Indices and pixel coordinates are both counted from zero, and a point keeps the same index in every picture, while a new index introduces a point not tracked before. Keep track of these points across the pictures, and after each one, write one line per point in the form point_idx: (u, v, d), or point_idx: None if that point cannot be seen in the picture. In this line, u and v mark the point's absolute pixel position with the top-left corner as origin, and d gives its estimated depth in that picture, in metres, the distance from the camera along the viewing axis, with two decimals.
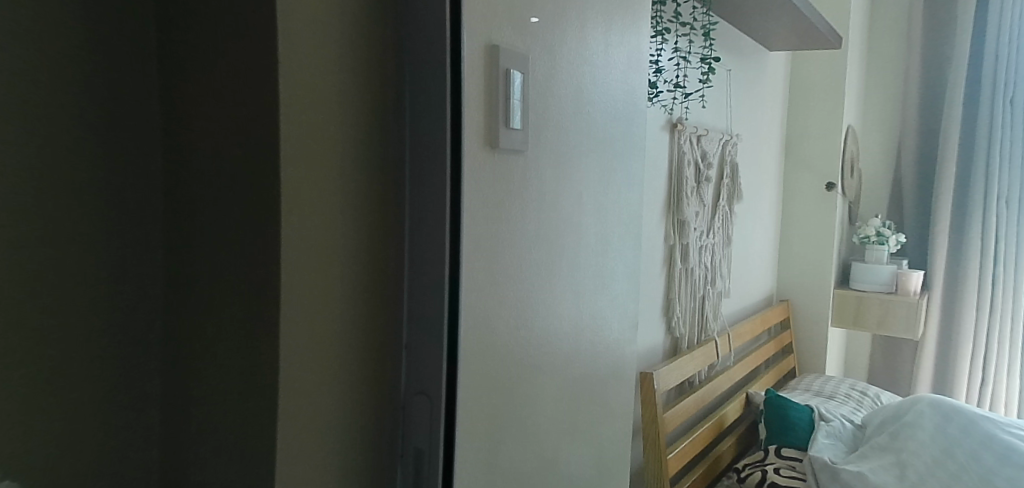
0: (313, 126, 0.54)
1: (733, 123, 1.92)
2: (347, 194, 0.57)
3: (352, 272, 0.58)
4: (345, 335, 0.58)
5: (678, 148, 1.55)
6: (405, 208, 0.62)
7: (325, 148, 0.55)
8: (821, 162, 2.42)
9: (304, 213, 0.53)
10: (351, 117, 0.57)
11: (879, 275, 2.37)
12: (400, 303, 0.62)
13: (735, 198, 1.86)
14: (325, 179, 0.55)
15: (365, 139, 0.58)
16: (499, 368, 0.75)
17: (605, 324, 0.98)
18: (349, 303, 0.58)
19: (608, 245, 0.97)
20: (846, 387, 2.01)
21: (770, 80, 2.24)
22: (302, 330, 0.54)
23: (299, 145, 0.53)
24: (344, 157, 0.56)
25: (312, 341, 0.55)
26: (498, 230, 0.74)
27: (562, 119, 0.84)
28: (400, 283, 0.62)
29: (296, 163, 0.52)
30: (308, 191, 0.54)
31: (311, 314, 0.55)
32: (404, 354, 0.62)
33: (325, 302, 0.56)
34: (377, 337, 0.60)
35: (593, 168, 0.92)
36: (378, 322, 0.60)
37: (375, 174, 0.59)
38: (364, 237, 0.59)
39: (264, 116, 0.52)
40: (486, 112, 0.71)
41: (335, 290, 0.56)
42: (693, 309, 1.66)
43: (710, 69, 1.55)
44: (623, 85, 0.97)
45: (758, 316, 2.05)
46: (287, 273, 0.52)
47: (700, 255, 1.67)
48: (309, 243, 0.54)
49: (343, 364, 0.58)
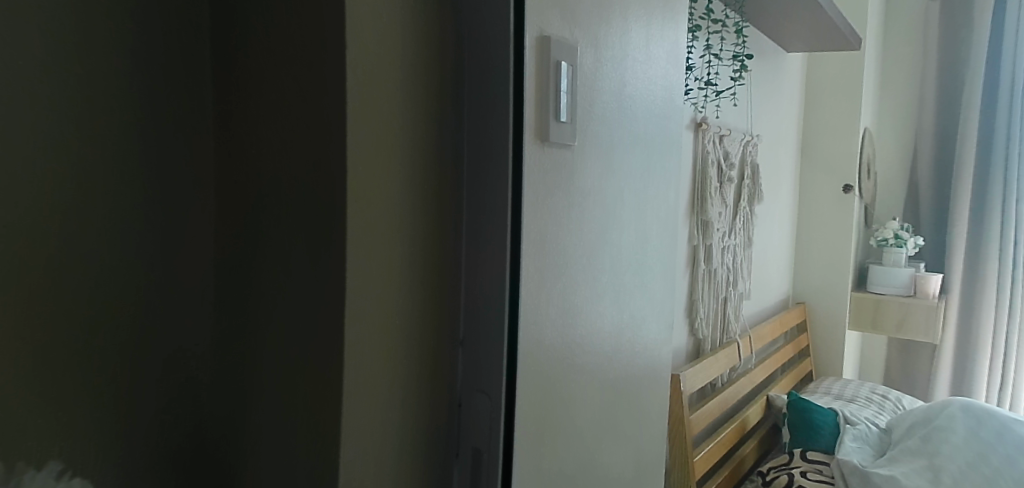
0: (380, 121, 0.53)
1: (754, 123, 1.92)
2: (412, 189, 0.56)
3: (415, 268, 0.57)
4: (407, 333, 0.57)
5: (703, 148, 1.53)
6: (461, 205, 0.61)
7: (391, 142, 0.54)
8: (840, 164, 2.41)
9: (372, 211, 0.53)
10: (415, 112, 0.56)
11: (897, 277, 2.36)
12: (459, 300, 0.62)
13: (756, 199, 1.85)
14: (391, 174, 0.54)
15: (427, 133, 0.57)
16: (548, 367, 0.74)
17: (644, 324, 0.97)
18: (412, 301, 0.57)
19: (647, 242, 0.95)
20: (866, 390, 1.99)
21: (788, 81, 2.23)
22: (368, 328, 0.53)
23: (367, 140, 0.52)
24: (409, 152, 0.55)
25: (378, 339, 0.54)
26: (548, 225, 0.72)
27: (608, 114, 0.83)
28: (459, 280, 0.61)
29: (365, 158, 0.52)
30: (374, 179, 0.53)
31: (377, 312, 0.54)
32: (460, 351, 0.62)
33: (389, 301, 0.55)
34: (435, 332, 0.60)
35: (635, 163, 0.90)
36: (436, 317, 0.60)
37: (437, 169, 0.59)
38: (426, 234, 0.58)
39: (330, 112, 0.52)
40: (537, 103, 0.69)
41: (399, 288, 0.56)
42: (716, 310, 1.64)
43: (742, 66, 1.59)
44: (662, 81, 0.96)
45: (777, 318, 2.04)
46: (355, 269, 0.52)
47: (723, 256, 1.66)
48: (376, 241, 0.53)
49: (406, 361, 0.57)
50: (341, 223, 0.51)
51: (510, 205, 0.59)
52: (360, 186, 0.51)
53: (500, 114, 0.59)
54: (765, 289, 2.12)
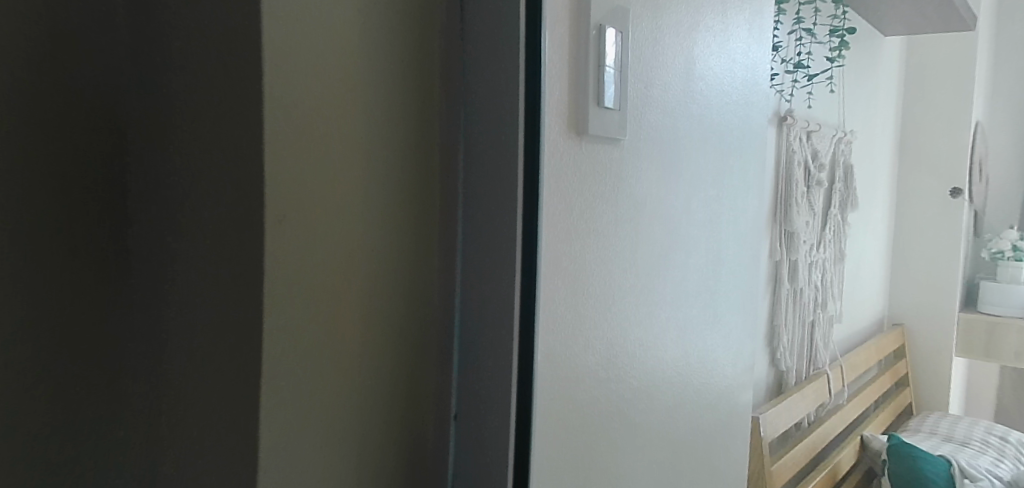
0: (319, 122, 0.34)
1: (847, 117, 1.66)
2: (372, 221, 0.39)
3: (382, 330, 0.40)
4: (368, 423, 0.39)
5: (788, 145, 1.30)
6: (447, 232, 0.43)
7: (341, 154, 0.36)
8: (945, 166, 2.20)
9: (308, 257, 0.35)
10: (383, 111, 0.39)
11: (1015, 296, 2.11)
12: (455, 366, 0.45)
13: (849, 205, 1.60)
14: (339, 201, 0.36)
15: (401, 138, 0.40)
16: (590, 445, 0.53)
17: (716, 366, 0.75)
18: (377, 378, 0.40)
19: (720, 263, 0.74)
20: (981, 431, 1.71)
21: (884, 68, 1.95)
22: (302, 428, 0.35)
23: (299, 153, 0.34)
24: (371, 168, 0.38)
25: (318, 439, 0.36)
26: (587, 250, 0.52)
27: (669, 100, 0.62)
28: (453, 340, 0.44)
29: (294, 181, 0.33)
30: (308, 207, 0.34)
31: (320, 403, 0.36)
32: (448, 432, 0.44)
33: (332, 387, 0.37)
34: (411, 415, 0.42)
35: (706, 164, 0.70)
36: (409, 393, 0.42)
37: (413, 188, 0.41)
38: (400, 281, 0.41)
39: (237, 104, 0.32)
40: (572, 84, 0.50)
41: (353, 363, 0.38)
42: (802, 338, 1.41)
43: (841, 45, 1.38)
44: (744, 61, 0.76)
45: (872, 345, 1.81)
46: (275, 352, 0.34)
47: (811, 273, 1.42)
48: (310, 302, 0.35)
49: (366, 464, 0.39)
50: (249, 279, 0.33)
51: (522, 242, 0.42)
52: (284, 224, 0.33)
53: (514, 108, 0.41)
54: (859, 309, 1.86)
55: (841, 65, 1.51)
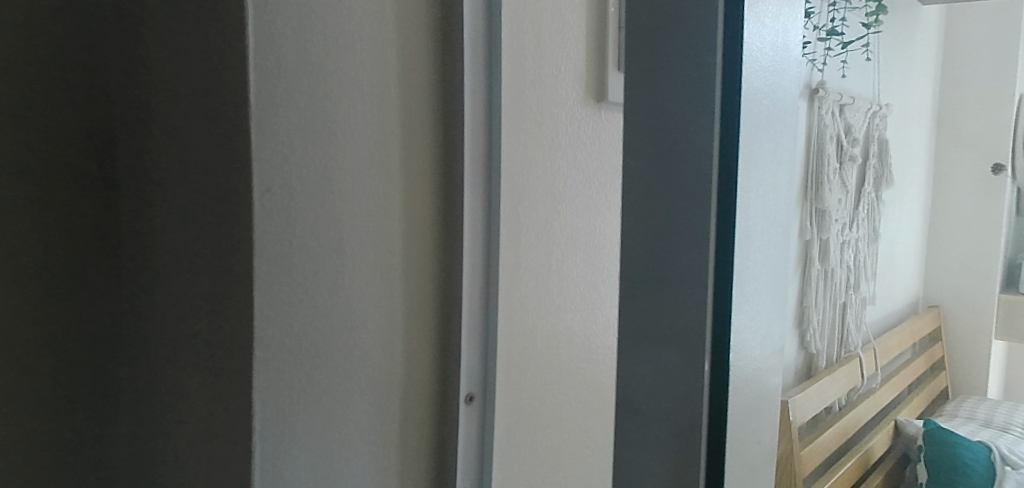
0: (309, 47, 0.27)
1: (883, 91, 1.59)
2: (383, 172, 0.31)
3: (393, 291, 0.32)
4: (368, 418, 0.31)
5: (820, 119, 1.25)
6: (467, 174, 0.35)
7: (338, 88, 0.29)
8: (986, 141, 2.11)
9: (302, 213, 0.28)
10: (390, 31, 0.31)
11: None
12: (480, 337, 0.37)
13: (885, 182, 1.54)
14: (335, 144, 0.29)
15: (411, 61, 0.32)
16: None
17: (744, 347, 0.72)
18: (386, 361, 0.32)
19: (749, 241, 0.70)
20: (1022, 416, 1.66)
21: (921, 38, 1.87)
22: (297, 420, 0.28)
23: (288, 86, 0.27)
24: (379, 107, 0.30)
25: (312, 437, 0.29)
26: (605, 228, 0.49)
27: None
28: (479, 310, 0.37)
29: (287, 123, 0.27)
30: (298, 130, 0.27)
31: (317, 392, 0.29)
32: (461, 420, 0.36)
33: (332, 373, 0.29)
34: (422, 394, 0.34)
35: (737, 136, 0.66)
36: (424, 369, 0.34)
37: (434, 125, 0.33)
38: (411, 232, 0.33)
39: (221, 17, 0.25)
40: (590, 46, 0.46)
41: (360, 347, 0.30)
42: (833, 319, 1.36)
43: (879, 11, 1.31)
44: (775, 30, 0.71)
45: (907, 327, 1.75)
46: (273, 327, 0.27)
47: (843, 253, 1.37)
48: (307, 267, 0.28)
49: (380, 466, 0.32)
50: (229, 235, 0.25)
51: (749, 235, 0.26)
52: (274, 172, 0.27)
53: None
54: (893, 292, 1.81)
55: (877, 33, 1.44)
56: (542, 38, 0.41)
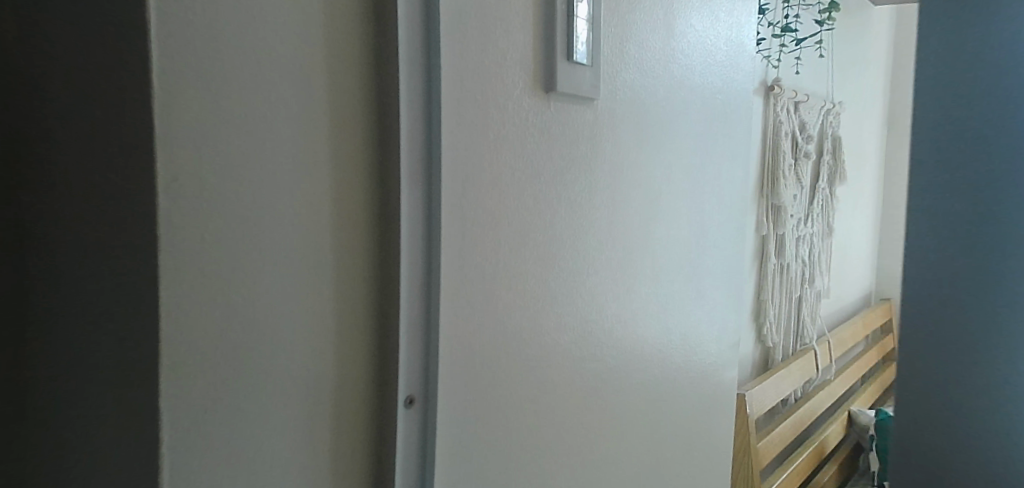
0: (220, 24, 0.25)
1: (836, 89, 1.62)
2: (306, 162, 0.29)
3: (321, 287, 0.30)
4: (292, 425, 0.29)
5: (775, 116, 1.27)
6: (408, 162, 0.33)
7: (255, 69, 0.27)
8: None
9: (218, 206, 0.26)
10: (314, 14, 0.29)
11: None
12: (421, 335, 0.35)
13: (838, 178, 1.57)
14: (252, 131, 0.27)
15: (338, 43, 0.30)
16: (569, 428, 0.50)
17: (701, 344, 0.71)
18: (313, 363, 0.30)
19: (704, 237, 0.70)
20: None
21: (873, 39, 1.91)
22: (211, 429, 0.26)
23: (201, 68, 0.25)
24: (302, 94, 0.29)
25: (229, 445, 0.27)
26: (555, 221, 0.48)
27: (648, 61, 0.57)
28: (421, 307, 0.35)
29: (200, 108, 0.25)
30: (211, 115, 0.25)
31: (236, 397, 0.27)
32: (403, 426, 0.34)
33: (249, 378, 0.27)
34: (355, 395, 0.32)
35: (691, 130, 0.65)
36: (356, 368, 0.32)
37: (367, 112, 0.31)
38: (342, 224, 0.31)
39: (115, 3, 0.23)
40: (538, 35, 0.44)
41: (282, 347, 0.29)
42: (788, 313, 1.38)
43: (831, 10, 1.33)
44: (728, 25, 0.71)
45: (859, 320, 1.79)
46: (183, 330, 0.25)
47: (798, 248, 1.39)
48: (222, 264, 0.26)
49: (306, 475, 0.30)
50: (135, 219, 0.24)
51: None
52: (184, 159, 0.25)
53: None
54: (846, 286, 1.84)
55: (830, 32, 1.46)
56: (486, 23, 0.39)
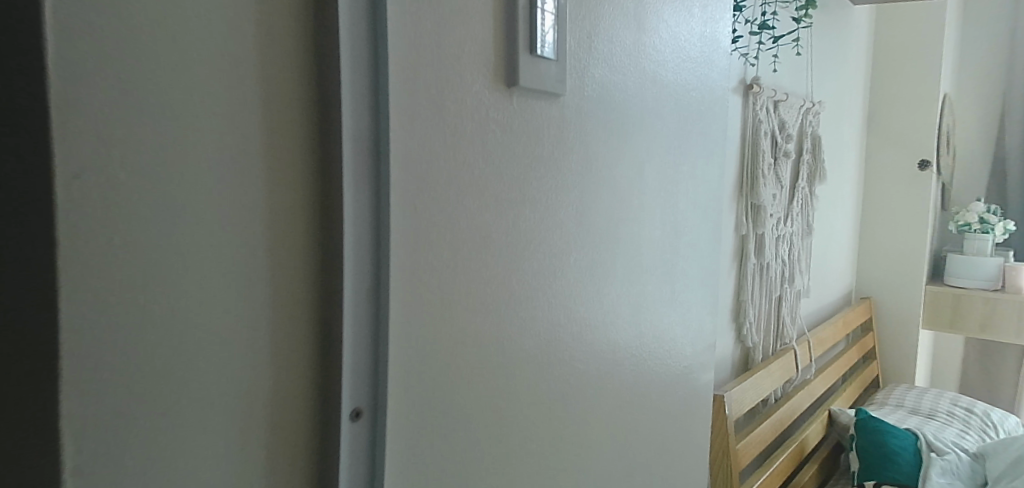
0: (123, 13, 0.24)
1: (815, 88, 1.62)
2: (234, 162, 0.27)
3: (253, 294, 0.28)
4: (219, 443, 0.28)
5: (754, 115, 1.26)
6: (350, 160, 0.31)
7: (168, 60, 0.25)
8: (914, 139, 2.18)
9: (131, 208, 0.24)
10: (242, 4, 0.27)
11: (983, 269, 2.13)
12: (368, 343, 0.33)
13: (818, 177, 1.57)
14: (166, 126, 0.25)
15: (273, 35, 0.28)
16: (534, 436, 0.48)
17: (675, 347, 0.70)
18: (243, 376, 0.28)
19: (679, 238, 0.69)
20: (947, 403, 1.72)
21: (852, 38, 1.91)
22: (122, 450, 0.25)
23: (105, 63, 0.23)
24: (225, 88, 0.27)
25: (144, 464, 0.25)
26: (520, 222, 0.46)
27: (618, 56, 0.56)
28: (368, 315, 0.33)
29: (107, 106, 0.23)
30: (126, 115, 0.24)
31: (152, 413, 0.25)
32: (347, 441, 0.32)
33: (165, 391, 0.26)
34: (293, 409, 0.30)
35: (664, 129, 0.64)
36: (294, 381, 0.30)
37: (304, 106, 0.29)
38: (278, 230, 0.29)
39: None
40: (498, 30, 0.42)
41: (206, 359, 0.27)
42: (768, 313, 1.38)
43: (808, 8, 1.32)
44: (702, 21, 0.70)
45: (839, 318, 1.79)
46: (89, 342, 0.23)
47: (778, 248, 1.39)
48: (132, 271, 0.24)
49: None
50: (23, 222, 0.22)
51: None
52: (90, 159, 0.23)
53: None
54: (826, 285, 1.85)
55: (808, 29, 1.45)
56: (441, 15, 0.38)
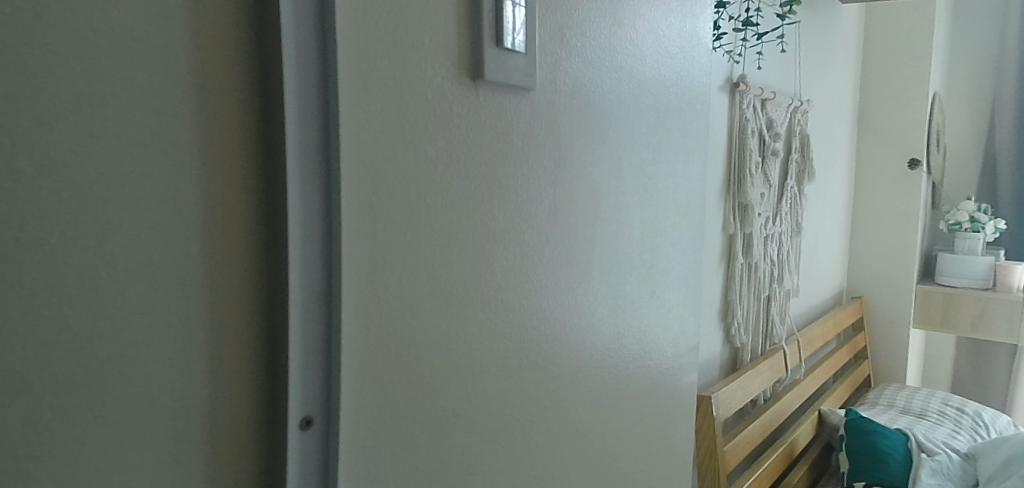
0: (51, 22, 0.24)
1: (803, 86, 1.61)
2: (174, 171, 0.28)
3: (191, 296, 0.28)
4: (158, 449, 0.28)
5: (741, 113, 1.25)
6: (297, 166, 0.31)
7: (98, 68, 0.25)
8: (904, 138, 2.18)
9: (60, 212, 0.25)
10: None
11: (974, 268, 2.13)
12: (321, 349, 0.32)
13: (806, 176, 1.56)
14: (99, 135, 0.26)
15: (211, 40, 0.29)
16: (507, 440, 0.47)
17: (657, 347, 0.68)
18: (182, 382, 0.28)
19: (659, 236, 0.67)
20: (938, 403, 1.71)
21: (841, 37, 1.90)
22: (51, 452, 0.25)
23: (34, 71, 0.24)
24: (162, 95, 0.27)
25: (77, 465, 0.26)
26: (490, 220, 0.45)
27: (593, 50, 0.54)
28: (318, 318, 0.32)
29: (36, 114, 0.24)
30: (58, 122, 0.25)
31: (83, 416, 0.26)
32: (295, 449, 0.32)
33: (95, 396, 0.26)
34: (236, 412, 0.30)
35: (643, 125, 0.63)
36: (237, 384, 0.30)
37: (245, 113, 0.30)
38: (219, 232, 0.29)
39: None
40: (462, 22, 0.41)
41: (143, 365, 0.27)
42: (756, 313, 1.37)
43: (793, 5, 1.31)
44: (682, 15, 0.69)
45: (830, 318, 1.78)
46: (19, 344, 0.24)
47: (766, 247, 1.37)
48: (63, 277, 0.25)
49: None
50: None
51: None
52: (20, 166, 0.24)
53: None
54: (816, 284, 1.84)
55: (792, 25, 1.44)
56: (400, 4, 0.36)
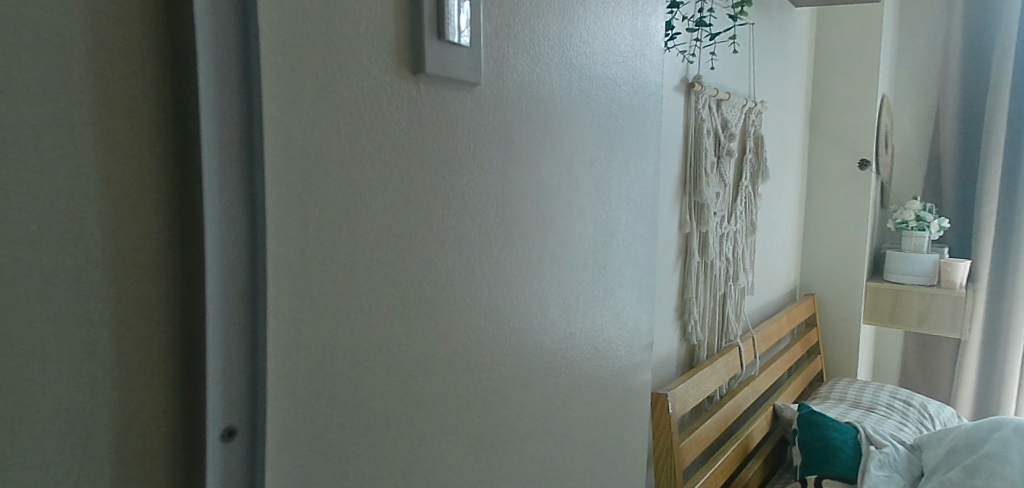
0: None
1: (757, 88, 1.64)
2: (77, 182, 0.27)
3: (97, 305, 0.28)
4: (66, 465, 0.28)
5: (696, 114, 1.26)
6: (215, 175, 0.30)
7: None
8: (854, 139, 2.24)
9: None
10: None
11: (921, 265, 2.19)
12: (243, 360, 0.32)
13: (760, 176, 1.59)
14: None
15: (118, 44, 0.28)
16: (454, 444, 0.46)
17: (610, 348, 0.68)
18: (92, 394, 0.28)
19: (612, 236, 0.67)
20: (886, 396, 1.76)
21: (793, 40, 1.94)
22: None
23: None
24: (62, 102, 0.27)
25: None
26: (435, 220, 0.43)
27: (542, 47, 0.54)
28: (239, 325, 0.31)
29: None
30: None
31: None
32: (216, 463, 0.31)
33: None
34: (154, 423, 0.30)
35: (594, 124, 0.62)
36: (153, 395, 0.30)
37: (157, 120, 0.29)
38: (130, 240, 0.29)
39: None
40: (401, 11, 0.39)
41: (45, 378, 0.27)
42: (712, 310, 1.38)
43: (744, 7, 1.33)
44: (633, 14, 0.68)
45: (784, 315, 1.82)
46: None
47: (721, 246, 1.39)
48: None
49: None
50: None
51: None
52: None
53: None
54: (771, 282, 1.87)
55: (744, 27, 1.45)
56: None
